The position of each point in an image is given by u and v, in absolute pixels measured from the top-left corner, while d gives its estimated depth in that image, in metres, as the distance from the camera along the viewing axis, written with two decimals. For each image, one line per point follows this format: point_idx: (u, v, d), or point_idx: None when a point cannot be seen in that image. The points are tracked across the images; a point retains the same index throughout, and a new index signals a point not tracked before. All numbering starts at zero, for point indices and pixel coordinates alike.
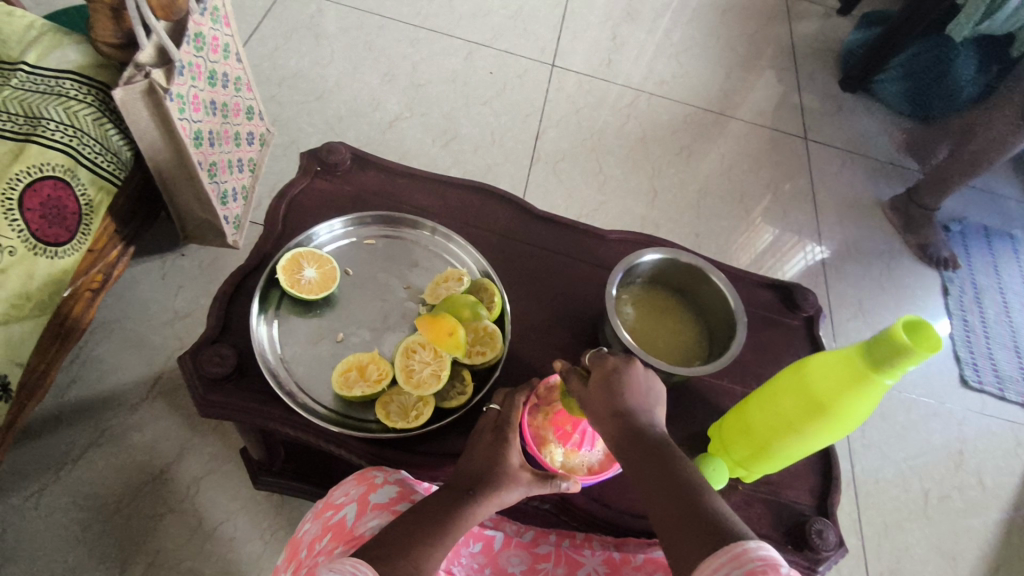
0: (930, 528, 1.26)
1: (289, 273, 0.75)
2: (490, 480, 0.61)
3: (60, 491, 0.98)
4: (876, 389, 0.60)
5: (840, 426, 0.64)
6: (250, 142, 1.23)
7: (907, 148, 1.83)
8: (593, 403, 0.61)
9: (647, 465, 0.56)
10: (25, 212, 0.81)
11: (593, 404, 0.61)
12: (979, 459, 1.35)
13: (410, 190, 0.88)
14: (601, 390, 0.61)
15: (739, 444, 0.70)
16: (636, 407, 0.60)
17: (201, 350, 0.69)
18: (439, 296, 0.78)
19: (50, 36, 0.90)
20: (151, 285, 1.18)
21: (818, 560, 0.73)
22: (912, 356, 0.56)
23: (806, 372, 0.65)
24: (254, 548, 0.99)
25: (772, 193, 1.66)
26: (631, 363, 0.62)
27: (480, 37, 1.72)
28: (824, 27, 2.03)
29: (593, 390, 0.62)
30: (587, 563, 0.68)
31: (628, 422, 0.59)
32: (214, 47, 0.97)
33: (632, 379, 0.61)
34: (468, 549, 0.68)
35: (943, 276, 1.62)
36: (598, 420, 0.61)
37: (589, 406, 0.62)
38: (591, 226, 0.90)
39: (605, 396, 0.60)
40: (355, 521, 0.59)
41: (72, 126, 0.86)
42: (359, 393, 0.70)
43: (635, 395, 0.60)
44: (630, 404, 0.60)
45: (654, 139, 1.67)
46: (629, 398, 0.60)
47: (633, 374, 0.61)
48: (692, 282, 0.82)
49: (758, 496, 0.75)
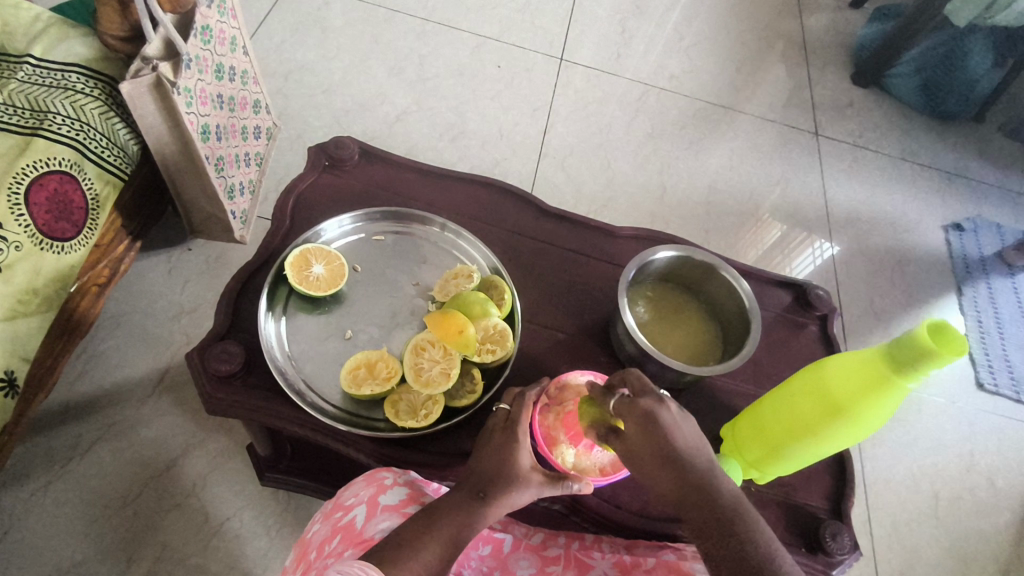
0: (940, 529, 1.24)
1: (297, 269, 0.74)
2: (501, 481, 0.60)
3: (67, 486, 0.97)
4: (898, 392, 0.59)
5: (857, 429, 0.62)
6: (257, 136, 1.22)
7: (921, 143, 1.80)
8: (639, 455, 0.57)
9: (708, 526, 0.53)
10: (31, 206, 0.80)
11: (639, 456, 0.57)
12: (992, 460, 1.34)
13: (419, 185, 0.87)
14: (643, 440, 0.57)
15: (752, 445, 0.69)
16: (685, 454, 0.56)
17: (208, 347, 0.69)
18: (448, 294, 0.77)
19: (55, 29, 0.89)
20: (157, 280, 1.17)
21: (831, 564, 0.72)
22: (936, 360, 0.55)
23: (824, 373, 0.63)
24: (261, 544, 0.98)
25: (783, 189, 1.64)
26: (665, 406, 0.57)
27: (488, 30, 1.70)
28: (836, 21, 2.00)
29: (635, 439, 0.57)
30: (597, 565, 0.67)
31: (682, 474, 0.55)
32: (221, 40, 0.96)
33: (673, 426, 0.57)
34: (477, 552, 0.67)
35: (957, 275, 1.60)
36: (646, 470, 0.57)
37: (633, 454, 0.58)
38: (602, 222, 0.89)
39: (651, 448, 0.56)
40: (364, 523, 0.59)
41: (78, 119, 0.85)
42: (368, 392, 0.69)
43: (680, 439, 0.56)
44: (677, 455, 0.55)
45: (663, 134, 1.65)
46: (675, 444, 0.56)
47: (673, 416, 0.57)
48: (705, 281, 0.80)
49: (771, 499, 0.74)
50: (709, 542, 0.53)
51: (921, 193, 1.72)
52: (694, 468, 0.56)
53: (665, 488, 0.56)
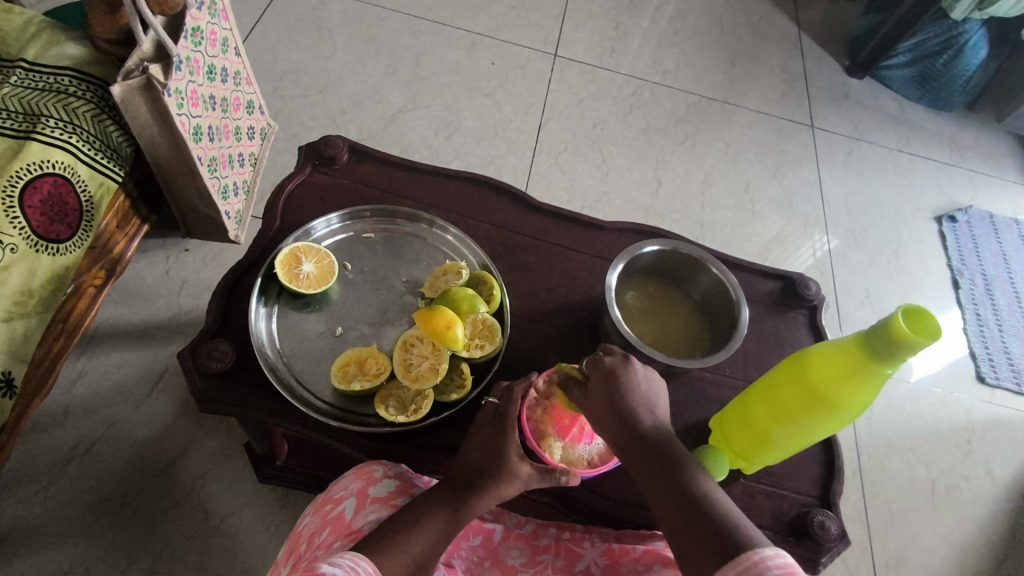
0: (937, 518, 1.25)
1: (288, 267, 0.75)
2: (488, 473, 0.61)
3: (68, 485, 0.99)
4: (877, 379, 0.60)
5: (840, 417, 0.63)
6: (251, 136, 1.23)
7: (917, 134, 1.80)
8: (597, 412, 0.62)
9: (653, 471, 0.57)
10: (26, 209, 0.81)
11: (597, 412, 0.62)
12: (988, 449, 1.34)
13: (409, 182, 0.87)
14: (601, 395, 0.61)
15: (740, 436, 0.70)
16: (638, 410, 0.61)
17: (200, 346, 0.70)
18: (437, 290, 0.78)
19: (48, 33, 0.90)
20: (155, 281, 1.18)
21: (820, 552, 0.72)
22: (911, 346, 0.56)
23: (805, 361, 0.64)
24: (260, 540, 1.00)
25: (778, 182, 1.64)
26: (627, 363, 0.63)
27: (482, 27, 1.71)
28: (831, 12, 2.00)
29: (594, 395, 0.62)
30: (586, 555, 0.69)
31: (633, 428, 0.60)
32: (212, 42, 0.96)
33: (632, 381, 0.62)
34: (468, 543, 0.69)
35: (953, 267, 1.59)
36: (603, 425, 0.61)
37: (592, 410, 0.62)
38: (591, 217, 0.89)
39: (607, 400, 0.61)
40: (354, 514, 0.60)
41: (71, 123, 0.86)
42: (357, 387, 0.70)
43: (635, 396, 0.61)
44: (631, 409, 0.61)
45: (657, 128, 1.65)
46: (630, 400, 0.61)
47: (632, 375, 0.62)
48: (692, 273, 0.81)
49: (760, 489, 0.75)
50: (652, 488, 0.57)
51: (917, 184, 1.72)
52: (646, 421, 0.60)
53: (617, 438, 0.60)
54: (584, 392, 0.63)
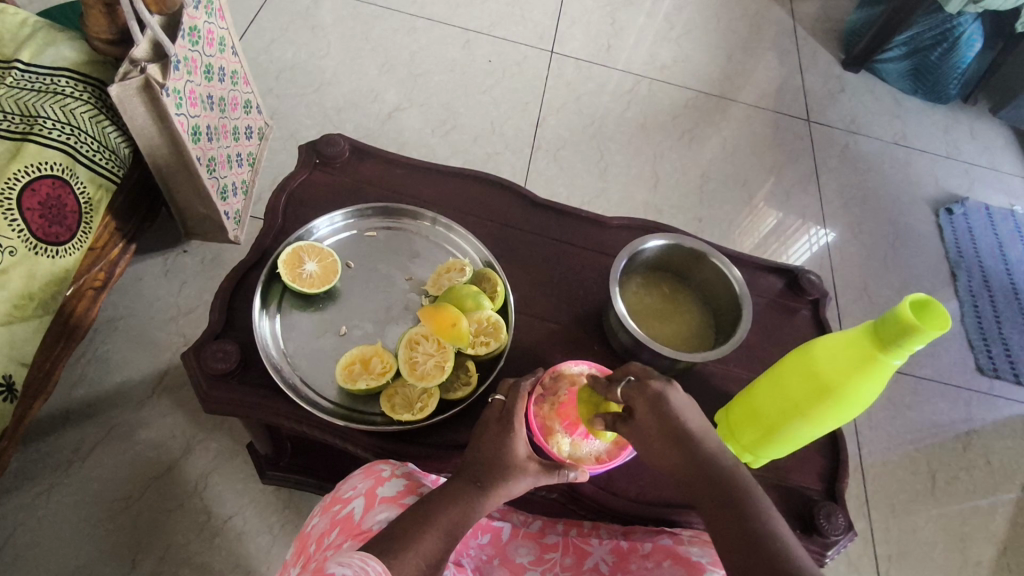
0: (939, 509, 1.25)
1: (290, 266, 0.75)
2: (496, 470, 0.61)
3: (70, 489, 0.98)
4: (885, 369, 0.60)
5: (848, 408, 0.63)
6: (248, 136, 1.22)
7: (913, 127, 1.81)
8: (649, 437, 0.61)
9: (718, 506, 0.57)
10: (24, 211, 0.80)
11: (649, 438, 0.61)
12: (988, 440, 1.35)
13: (410, 180, 0.87)
14: (653, 421, 0.61)
15: (746, 428, 0.70)
16: (692, 436, 0.60)
17: (204, 347, 0.69)
18: (441, 288, 0.78)
19: (43, 33, 0.89)
20: (154, 282, 1.17)
21: (827, 544, 0.72)
22: (919, 334, 0.56)
23: (813, 353, 0.64)
24: (264, 541, 0.99)
25: (776, 176, 1.64)
26: (673, 386, 0.61)
27: (478, 24, 1.70)
28: (826, 7, 2.01)
29: (643, 419, 0.61)
30: (594, 552, 0.69)
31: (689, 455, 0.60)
32: (209, 41, 0.96)
33: (680, 405, 0.61)
34: (477, 541, 0.69)
35: (951, 260, 1.60)
36: (655, 448, 0.61)
37: (641, 434, 0.62)
38: (593, 213, 0.89)
39: (660, 431, 0.60)
40: (362, 515, 0.60)
41: (69, 124, 0.86)
42: (363, 386, 0.70)
43: (687, 422, 0.60)
44: (688, 436, 0.60)
45: (655, 124, 1.65)
46: (683, 426, 0.60)
47: (682, 398, 0.61)
48: (697, 269, 0.81)
49: (766, 482, 0.75)
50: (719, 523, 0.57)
51: (914, 176, 1.72)
52: (706, 449, 0.60)
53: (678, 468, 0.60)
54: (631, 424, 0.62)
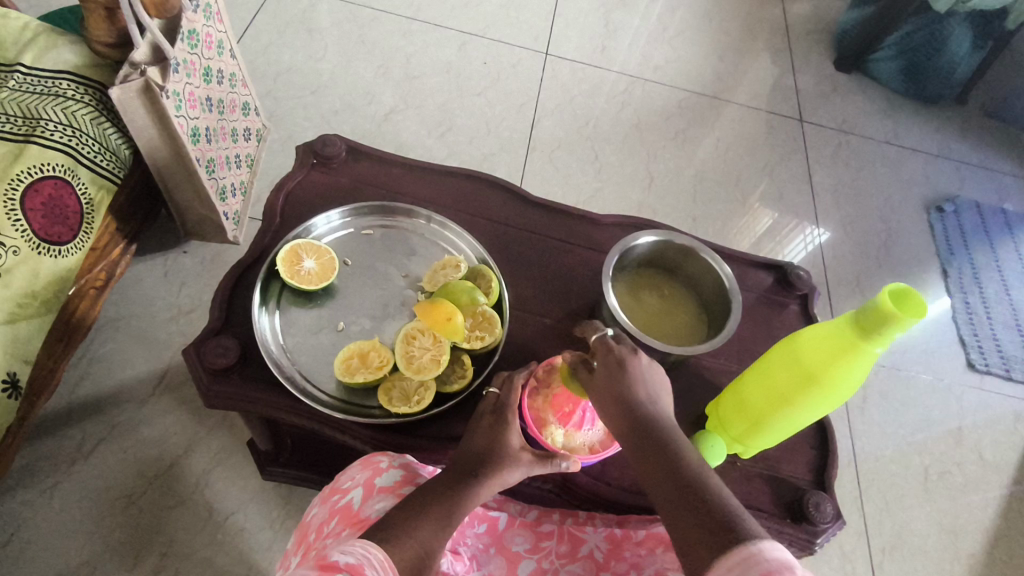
0: (930, 502, 1.27)
1: (289, 263, 0.76)
2: (491, 461, 0.63)
3: (72, 486, 0.99)
4: (866, 357, 0.61)
5: (832, 396, 0.65)
6: (247, 138, 1.24)
7: (904, 126, 1.83)
8: (604, 400, 0.61)
9: (653, 458, 0.56)
10: (27, 212, 0.82)
11: (604, 401, 0.61)
12: (979, 434, 1.37)
13: (406, 180, 0.89)
14: (608, 383, 0.61)
15: (736, 418, 0.71)
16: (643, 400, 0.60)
17: (204, 343, 0.71)
18: (437, 284, 0.79)
19: (45, 37, 0.91)
20: (154, 282, 1.19)
21: (816, 533, 0.74)
22: (899, 323, 0.57)
23: (798, 344, 0.66)
24: (265, 537, 1.01)
25: (769, 175, 1.66)
26: (636, 353, 0.62)
27: (473, 27, 1.72)
28: (817, 8, 2.03)
29: (600, 382, 0.62)
30: (589, 540, 0.70)
31: (636, 417, 0.59)
32: (207, 44, 0.97)
33: (638, 371, 0.61)
34: (474, 530, 0.70)
35: (942, 257, 1.62)
36: (607, 411, 0.61)
37: (597, 398, 0.62)
38: (586, 211, 0.91)
39: (610, 389, 0.61)
40: (361, 504, 0.61)
41: (70, 125, 0.87)
42: (361, 379, 0.72)
43: (640, 386, 0.61)
44: (631, 392, 0.60)
45: (649, 124, 1.67)
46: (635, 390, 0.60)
47: (640, 365, 0.62)
48: (687, 264, 0.83)
49: (756, 472, 0.77)
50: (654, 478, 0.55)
51: (905, 175, 1.74)
52: (651, 411, 0.60)
53: (619, 427, 0.60)
54: (590, 374, 0.64)
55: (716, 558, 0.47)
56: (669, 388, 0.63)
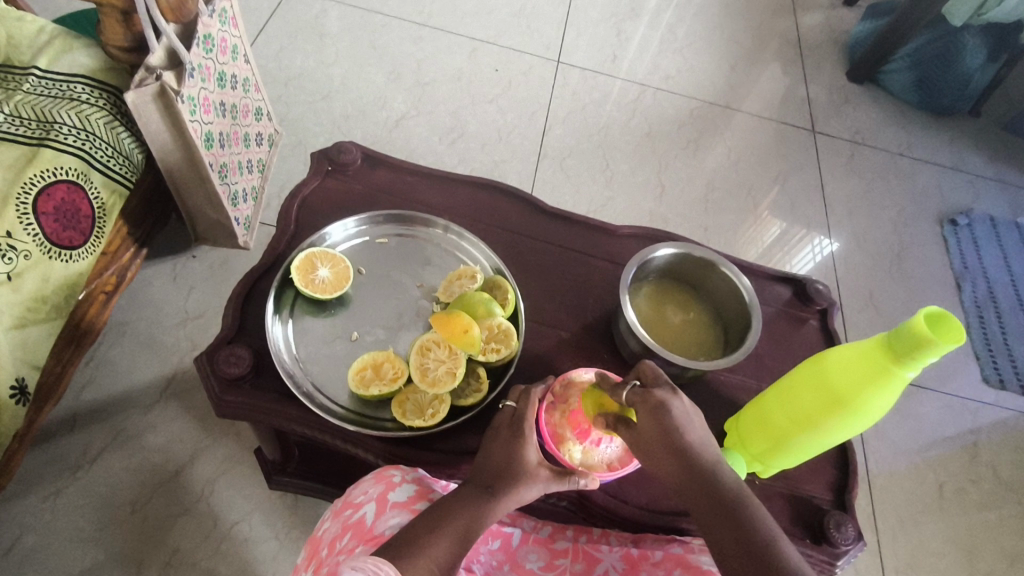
0: (945, 521, 1.25)
1: (303, 272, 0.75)
2: (509, 477, 0.61)
3: (77, 492, 0.98)
4: (897, 381, 0.60)
5: (860, 418, 0.63)
6: (259, 143, 1.23)
7: (918, 138, 1.81)
8: (651, 446, 0.61)
9: (715, 519, 0.57)
10: (40, 216, 0.81)
11: (651, 447, 0.61)
12: (995, 451, 1.34)
13: (421, 188, 0.88)
14: (655, 431, 0.60)
15: (757, 437, 0.70)
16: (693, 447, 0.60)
17: (217, 351, 0.70)
18: (452, 294, 0.78)
19: (60, 40, 0.90)
20: (163, 287, 1.18)
21: (837, 554, 0.72)
22: (933, 347, 0.56)
23: (826, 364, 0.64)
24: (270, 547, 0.99)
25: (781, 186, 1.65)
26: (678, 397, 0.61)
27: (485, 34, 1.71)
28: (830, 18, 2.02)
29: (645, 431, 0.61)
30: (605, 559, 0.69)
31: (688, 466, 0.59)
32: (222, 48, 0.97)
33: (682, 419, 0.60)
34: (487, 547, 0.69)
35: (956, 271, 1.60)
36: (654, 455, 0.61)
37: (640, 441, 0.61)
38: (603, 221, 0.90)
39: (659, 439, 0.60)
40: (375, 520, 0.60)
41: (84, 129, 0.86)
42: (376, 392, 0.70)
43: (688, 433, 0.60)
44: (687, 444, 0.59)
45: (660, 133, 1.66)
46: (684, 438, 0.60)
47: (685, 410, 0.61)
48: (707, 277, 0.81)
49: (775, 491, 0.75)
50: (718, 541, 0.57)
51: (919, 188, 1.73)
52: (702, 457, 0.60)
53: (670, 474, 0.60)
54: (631, 427, 0.62)
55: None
56: (709, 422, 0.63)
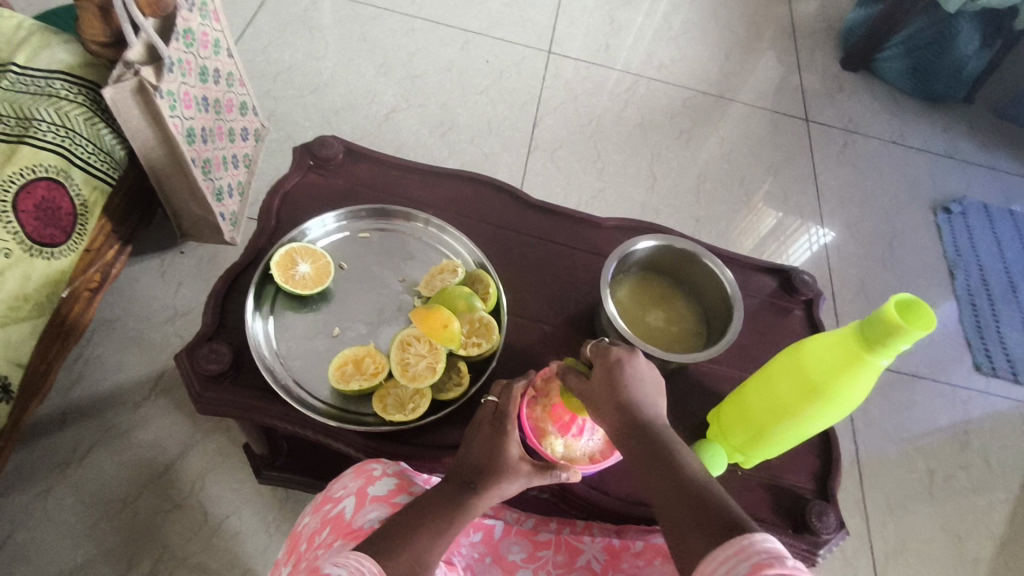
0: (935, 508, 1.25)
1: (283, 268, 0.75)
2: (490, 473, 0.61)
3: (67, 489, 0.99)
4: (871, 369, 0.60)
5: (837, 407, 0.63)
6: (245, 138, 1.23)
7: (911, 127, 1.80)
8: (597, 399, 0.61)
9: (651, 470, 0.56)
10: (19, 213, 0.81)
11: (598, 400, 0.61)
12: (985, 440, 1.35)
13: (403, 182, 0.87)
14: (603, 385, 0.61)
15: (737, 429, 0.70)
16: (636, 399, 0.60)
17: (197, 347, 0.70)
18: (434, 289, 0.78)
19: (39, 36, 0.90)
20: (151, 283, 1.18)
21: (818, 543, 0.73)
22: (904, 334, 0.56)
23: (802, 354, 0.64)
24: (261, 541, 1.00)
25: (773, 176, 1.64)
26: (631, 353, 0.62)
27: (475, 25, 1.70)
28: (823, 6, 2.00)
29: (596, 383, 0.62)
30: (586, 550, 0.69)
31: (632, 418, 0.59)
32: (204, 43, 0.96)
33: (631, 372, 0.61)
34: (468, 539, 0.69)
35: (948, 259, 1.60)
36: (601, 410, 0.61)
37: (590, 398, 0.62)
38: (586, 214, 0.89)
39: (607, 391, 0.60)
40: (354, 514, 0.60)
41: (63, 126, 0.86)
42: (356, 387, 0.70)
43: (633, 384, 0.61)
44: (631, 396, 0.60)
45: (651, 123, 1.65)
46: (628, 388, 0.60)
47: (633, 364, 0.62)
48: (689, 269, 0.81)
49: (758, 481, 0.75)
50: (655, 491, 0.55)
51: (912, 176, 1.72)
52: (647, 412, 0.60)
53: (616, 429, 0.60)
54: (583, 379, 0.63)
55: (713, 552, 0.47)
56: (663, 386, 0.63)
